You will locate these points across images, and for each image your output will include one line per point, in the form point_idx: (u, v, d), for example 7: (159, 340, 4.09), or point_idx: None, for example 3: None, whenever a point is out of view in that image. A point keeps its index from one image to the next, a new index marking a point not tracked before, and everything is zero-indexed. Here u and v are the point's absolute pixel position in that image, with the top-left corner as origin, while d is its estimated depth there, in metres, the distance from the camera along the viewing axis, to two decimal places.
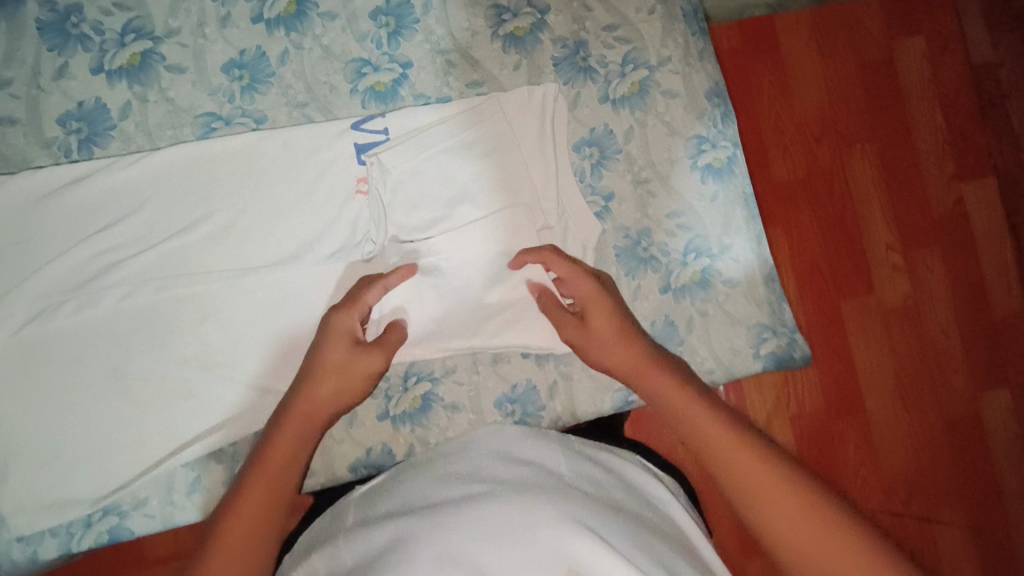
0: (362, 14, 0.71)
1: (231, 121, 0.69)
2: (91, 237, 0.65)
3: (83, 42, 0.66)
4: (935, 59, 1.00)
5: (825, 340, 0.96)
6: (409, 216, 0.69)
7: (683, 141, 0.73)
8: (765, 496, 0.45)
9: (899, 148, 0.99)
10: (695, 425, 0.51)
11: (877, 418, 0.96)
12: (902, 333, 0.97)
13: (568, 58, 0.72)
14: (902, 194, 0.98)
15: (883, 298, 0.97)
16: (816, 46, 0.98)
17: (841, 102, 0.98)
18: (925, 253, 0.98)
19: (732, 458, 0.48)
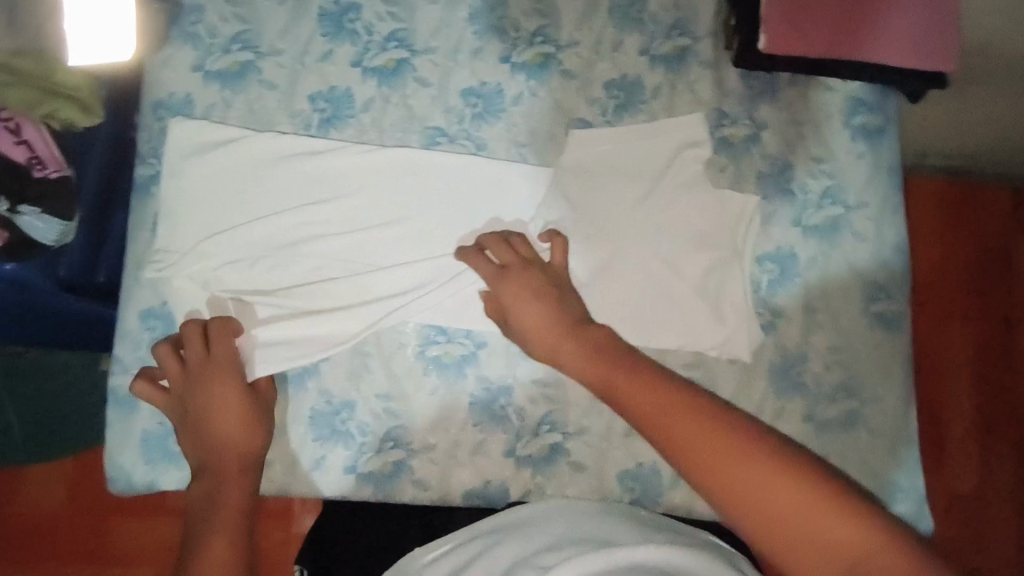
0: (597, 83, 0.75)
1: (454, 140, 0.72)
2: (301, 208, 0.68)
3: (352, 36, 0.71)
4: None
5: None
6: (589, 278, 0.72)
7: (861, 284, 0.74)
8: (645, 406, 0.57)
9: (1005, 340, 0.98)
10: (642, 402, 0.58)
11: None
12: (969, 530, 0.95)
13: (773, 176, 0.75)
14: (997, 387, 0.97)
15: (948, 482, 0.96)
16: (955, 220, 0.99)
17: (956, 280, 0.99)
18: (1011, 452, 0.97)
19: (647, 402, 0.58)
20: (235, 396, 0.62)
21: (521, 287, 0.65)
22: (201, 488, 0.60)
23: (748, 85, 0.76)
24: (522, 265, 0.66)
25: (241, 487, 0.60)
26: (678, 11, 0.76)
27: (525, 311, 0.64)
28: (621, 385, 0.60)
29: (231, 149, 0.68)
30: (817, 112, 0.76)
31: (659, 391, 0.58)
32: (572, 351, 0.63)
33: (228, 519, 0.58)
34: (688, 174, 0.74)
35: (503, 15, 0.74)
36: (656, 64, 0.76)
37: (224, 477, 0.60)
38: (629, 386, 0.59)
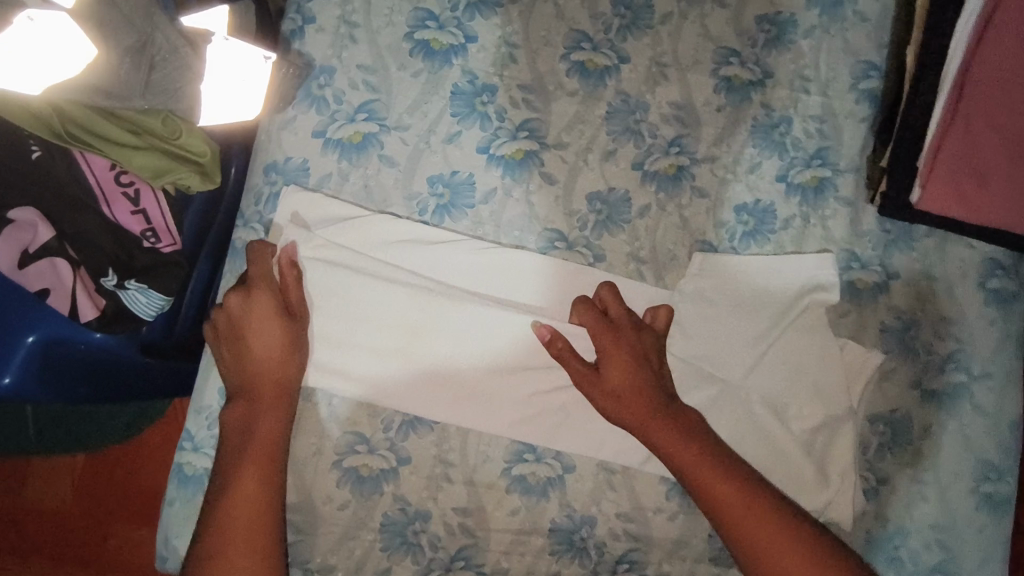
0: (728, 204, 0.71)
1: (573, 247, 0.68)
2: (400, 315, 0.64)
3: (482, 121, 0.67)
4: None
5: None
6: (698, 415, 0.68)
7: (973, 461, 0.70)
8: (697, 470, 0.58)
9: None
10: (682, 452, 0.59)
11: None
12: None
13: (897, 330, 0.71)
14: None
15: None
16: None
17: None
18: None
19: (684, 456, 0.59)
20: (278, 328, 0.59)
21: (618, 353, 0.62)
22: (233, 455, 0.56)
23: (885, 228, 0.72)
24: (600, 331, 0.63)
25: (264, 473, 0.55)
26: (824, 140, 0.72)
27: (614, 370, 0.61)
28: (663, 438, 0.60)
29: (346, 230, 0.64)
30: (952, 269, 0.72)
31: (702, 451, 0.59)
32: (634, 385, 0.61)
33: (252, 504, 0.54)
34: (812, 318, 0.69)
35: (641, 119, 0.70)
36: (793, 192, 0.71)
37: (263, 413, 0.57)
38: (670, 437, 0.60)
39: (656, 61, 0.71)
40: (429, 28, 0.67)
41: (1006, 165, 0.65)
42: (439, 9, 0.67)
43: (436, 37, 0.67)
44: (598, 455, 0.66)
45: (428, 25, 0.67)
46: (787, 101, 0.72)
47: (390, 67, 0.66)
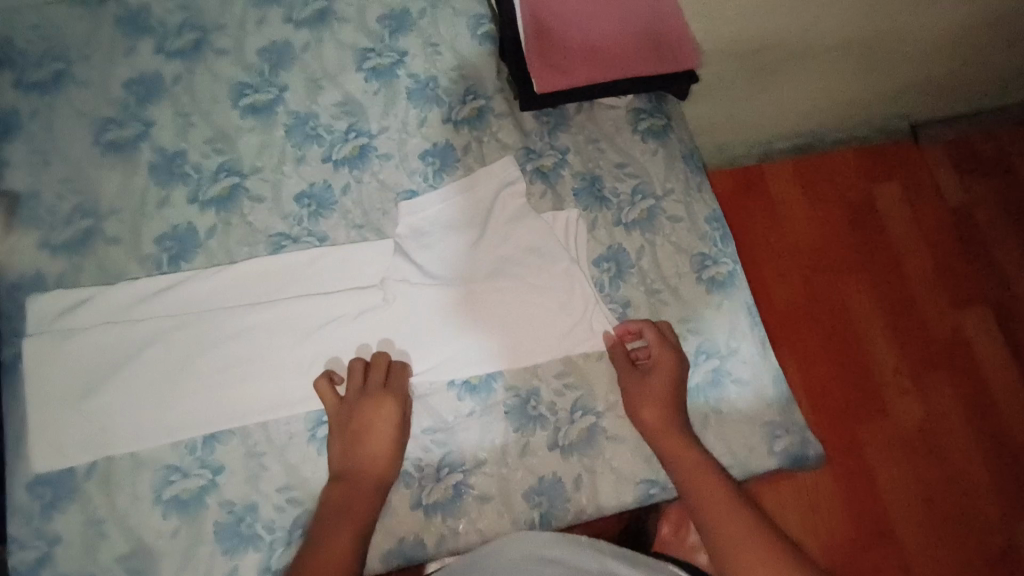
0: (412, 155, 0.85)
1: (298, 240, 0.80)
2: (166, 357, 0.73)
3: (183, 179, 0.80)
4: (906, 204, 1.45)
5: (840, 446, 1.26)
6: (456, 321, 0.77)
7: (689, 258, 0.83)
8: (691, 470, 0.68)
9: (881, 269, 1.40)
10: (682, 457, 0.70)
11: (895, 508, 1.22)
12: (895, 390, 1.30)
13: (585, 189, 0.85)
14: (892, 306, 1.37)
15: (874, 361, 1.32)
16: (761, 207, 1.44)
17: (829, 233, 1.42)
18: (925, 369, 1.32)
19: (694, 468, 0.68)
20: (383, 433, 0.70)
21: (662, 367, 0.75)
22: (324, 522, 0.65)
23: (543, 121, 0.87)
24: (661, 347, 0.76)
25: (367, 503, 0.67)
26: (467, 79, 0.88)
27: (642, 404, 0.73)
28: (668, 445, 0.71)
29: (91, 308, 0.74)
30: (607, 128, 0.88)
31: (691, 446, 0.70)
32: (657, 413, 0.72)
33: (353, 522, 0.65)
34: (514, 208, 0.82)
35: (315, 124, 0.84)
36: (460, 126, 0.86)
37: (359, 491, 0.68)
38: (677, 446, 0.71)
39: (310, 79, 0.86)
40: (112, 130, 0.81)
41: (585, 44, 0.83)
42: (115, 113, 0.82)
43: (120, 133, 0.81)
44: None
45: (109, 128, 0.81)
46: (425, 65, 0.88)
47: (88, 171, 0.79)
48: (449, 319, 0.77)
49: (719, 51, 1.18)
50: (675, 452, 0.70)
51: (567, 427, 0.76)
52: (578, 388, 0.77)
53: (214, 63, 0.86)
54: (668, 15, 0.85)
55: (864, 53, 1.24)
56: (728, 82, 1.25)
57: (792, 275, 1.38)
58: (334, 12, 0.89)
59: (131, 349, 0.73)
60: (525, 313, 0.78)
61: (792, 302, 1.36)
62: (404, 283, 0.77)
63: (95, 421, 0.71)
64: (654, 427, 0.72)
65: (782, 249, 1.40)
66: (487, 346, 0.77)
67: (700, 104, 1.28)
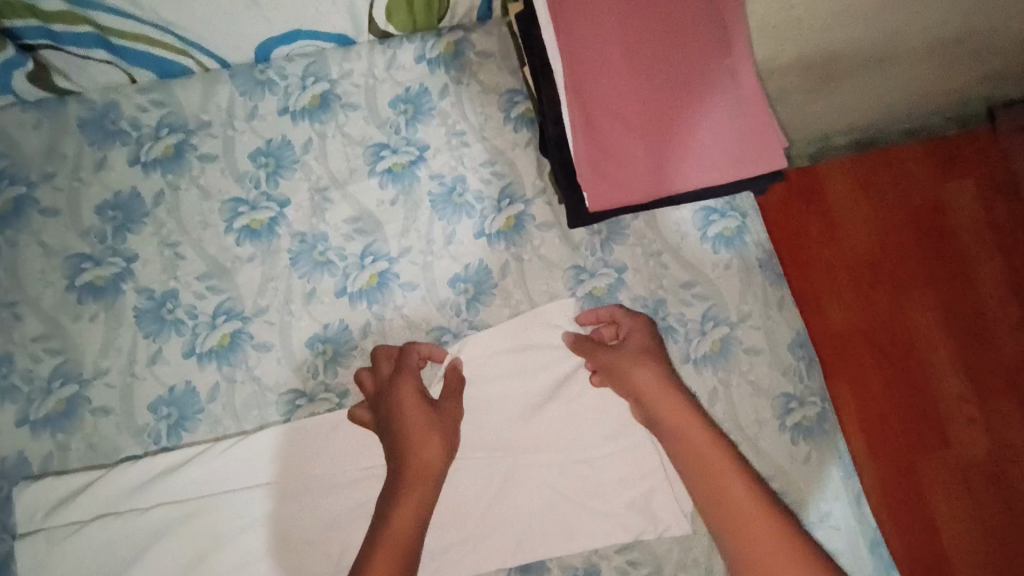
0: (442, 282, 0.71)
1: (315, 396, 0.68)
2: (173, 558, 0.63)
3: (176, 326, 0.69)
4: (986, 205, 1.14)
5: (905, 498, 0.99)
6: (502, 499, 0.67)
7: (770, 399, 0.70)
8: (736, 494, 0.57)
9: (960, 288, 1.10)
10: (717, 468, 0.59)
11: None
12: (981, 448, 1.01)
13: (648, 317, 0.71)
14: (971, 335, 1.07)
15: (946, 406, 1.03)
16: (810, 206, 1.14)
17: (891, 242, 1.11)
18: (1003, 404, 1.03)
19: (736, 491, 0.57)
20: (422, 417, 0.63)
21: (637, 363, 0.65)
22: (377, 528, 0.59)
23: (594, 231, 0.73)
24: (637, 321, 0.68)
25: (415, 498, 0.60)
26: (501, 179, 0.74)
27: (679, 429, 0.61)
28: (717, 483, 0.58)
29: (82, 500, 0.64)
30: (671, 237, 0.73)
31: (739, 467, 0.59)
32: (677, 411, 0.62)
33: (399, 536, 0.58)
34: (568, 350, 0.69)
35: (325, 248, 0.71)
36: (496, 240, 0.73)
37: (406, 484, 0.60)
38: (718, 467, 0.59)
39: (316, 189, 0.73)
40: (88, 269, 0.69)
41: (647, 136, 0.66)
42: (90, 246, 0.69)
43: (97, 273, 0.69)
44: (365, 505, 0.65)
45: (84, 266, 0.69)
46: (451, 163, 0.74)
47: (65, 323, 0.68)
48: (498, 499, 0.67)
49: (788, 66, 0.84)
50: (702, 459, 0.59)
51: None
52: (647, 567, 0.66)
53: (201, 175, 0.72)
54: (750, 92, 0.68)
55: (935, 50, 0.91)
56: (793, 93, 0.91)
57: (847, 294, 1.08)
58: (337, 97, 0.74)
59: (134, 549, 0.63)
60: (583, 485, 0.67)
61: (845, 324, 1.07)
62: None
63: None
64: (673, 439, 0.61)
65: (837, 258, 1.11)
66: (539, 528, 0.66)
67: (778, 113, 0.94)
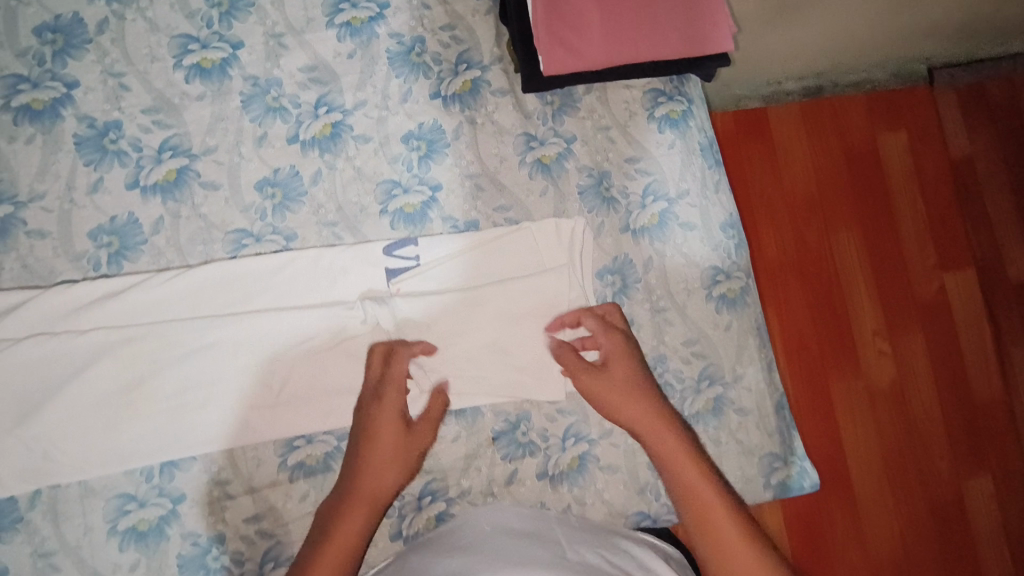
0: (394, 138, 0.72)
1: (261, 238, 0.69)
2: (113, 377, 0.65)
3: (119, 158, 0.67)
4: (915, 151, 1.18)
5: (816, 421, 1.08)
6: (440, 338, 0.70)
7: (700, 272, 0.75)
8: (672, 456, 0.61)
9: (883, 230, 1.15)
10: (658, 437, 0.62)
11: (863, 490, 1.06)
12: (882, 378, 1.10)
13: (592, 187, 0.75)
14: (887, 274, 1.13)
15: (858, 340, 1.10)
16: (754, 145, 1.15)
17: (826, 183, 1.14)
18: (910, 338, 1.12)
19: (678, 459, 0.61)
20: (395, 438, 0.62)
21: (612, 346, 0.68)
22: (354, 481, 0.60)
23: (547, 101, 0.75)
24: (612, 336, 0.68)
25: (386, 476, 0.61)
26: (460, 43, 0.74)
27: (618, 400, 0.65)
28: (660, 445, 0.62)
29: (19, 317, 0.64)
30: (621, 114, 0.76)
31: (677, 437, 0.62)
32: (635, 394, 0.65)
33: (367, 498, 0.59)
34: (524, 237, 0.72)
35: (278, 94, 0.71)
36: (452, 102, 0.73)
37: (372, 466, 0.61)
38: (660, 432, 0.62)
39: (271, 34, 0.71)
40: (25, 91, 0.67)
41: (603, 5, 0.68)
42: (27, 68, 0.67)
43: (35, 97, 0.67)
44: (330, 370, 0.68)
45: (20, 88, 0.67)
46: (410, 23, 0.74)
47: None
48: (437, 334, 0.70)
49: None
50: (653, 436, 0.62)
51: (559, 456, 0.71)
52: (572, 414, 0.72)
53: (149, 7, 0.70)
54: None
55: None
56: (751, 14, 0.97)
57: (781, 225, 1.14)
58: None
59: (73, 367, 0.64)
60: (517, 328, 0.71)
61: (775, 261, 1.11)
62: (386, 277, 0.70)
63: (35, 448, 0.63)
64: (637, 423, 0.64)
65: (774, 199, 1.13)
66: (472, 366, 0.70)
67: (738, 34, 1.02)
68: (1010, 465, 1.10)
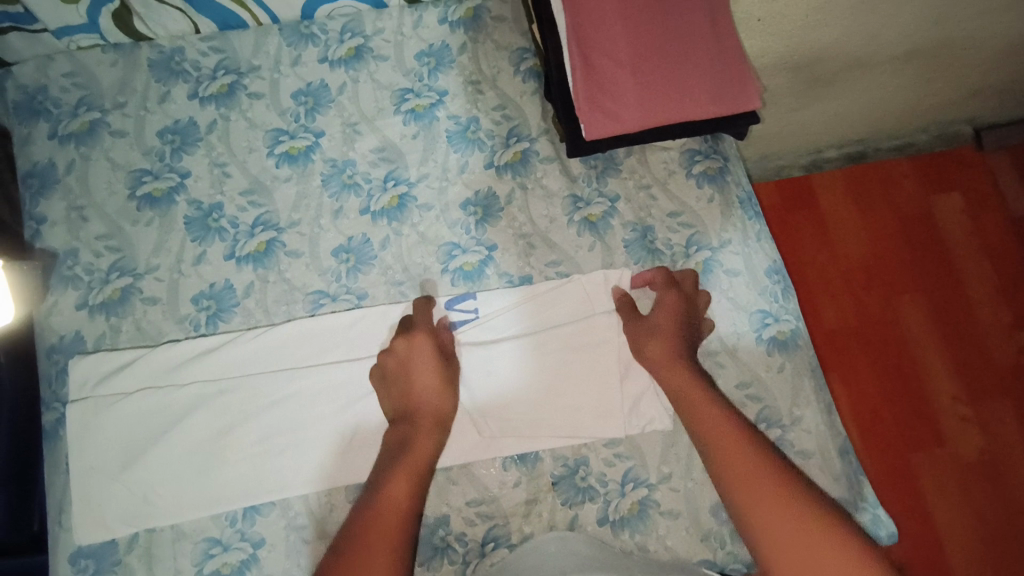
0: (453, 205, 0.80)
1: (337, 297, 0.77)
2: (206, 429, 0.72)
3: (219, 233, 0.78)
4: (974, 213, 1.17)
5: (901, 497, 1.03)
6: (500, 387, 0.75)
7: (748, 315, 0.77)
8: (713, 431, 0.64)
9: (949, 293, 1.13)
10: (702, 416, 0.66)
11: (966, 574, 0.98)
12: (970, 447, 1.04)
13: (637, 240, 0.80)
14: (959, 337, 1.10)
15: (937, 406, 1.06)
16: (804, 216, 1.18)
17: (882, 249, 1.15)
18: (995, 404, 1.07)
19: (717, 429, 0.64)
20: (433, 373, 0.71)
21: (668, 308, 0.74)
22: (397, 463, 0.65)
23: (591, 165, 0.82)
24: (666, 288, 0.76)
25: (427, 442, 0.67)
26: (510, 121, 0.83)
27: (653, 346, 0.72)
28: (703, 418, 0.65)
29: (130, 373, 0.73)
30: (660, 174, 0.82)
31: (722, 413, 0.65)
32: (683, 379, 0.69)
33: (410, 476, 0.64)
34: (573, 284, 0.77)
35: (353, 172, 0.81)
36: (504, 171, 0.82)
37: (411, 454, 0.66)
38: (703, 409, 0.66)
39: (347, 123, 0.83)
40: (148, 182, 0.79)
41: (636, 75, 0.76)
42: (150, 164, 0.80)
43: (155, 186, 0.79)
44: None
45: (144, 180, 0.79)
46: (466, 106, 0.84)
47: (124, 226, 0.78)
48: (495, 386, 0.75)
49: (774, 66, 0.93)
50: (695, 416, 0.66)
51: (621, 500, 0.72)
52: (630, 458, 0.73)
53: (249, 108, 0.82)
54: (729, 45, 0.78)
55: (919, 61, 0.98)
56: (782, 95, 1.00)
57: (839, 287, 1.13)
58: (370, 49, 0.85)
59: (173, 419, 0.72)
60: (571, 374, 0.75)
61: (838, 328, 1.11)
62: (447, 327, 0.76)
63: (137, 492, 0.70)
64: (659, 359, 0.71)
65: (831, 267, 1.14)
66: (533, 412, 0.74)
67: (771, 114, 1.05)
68: None
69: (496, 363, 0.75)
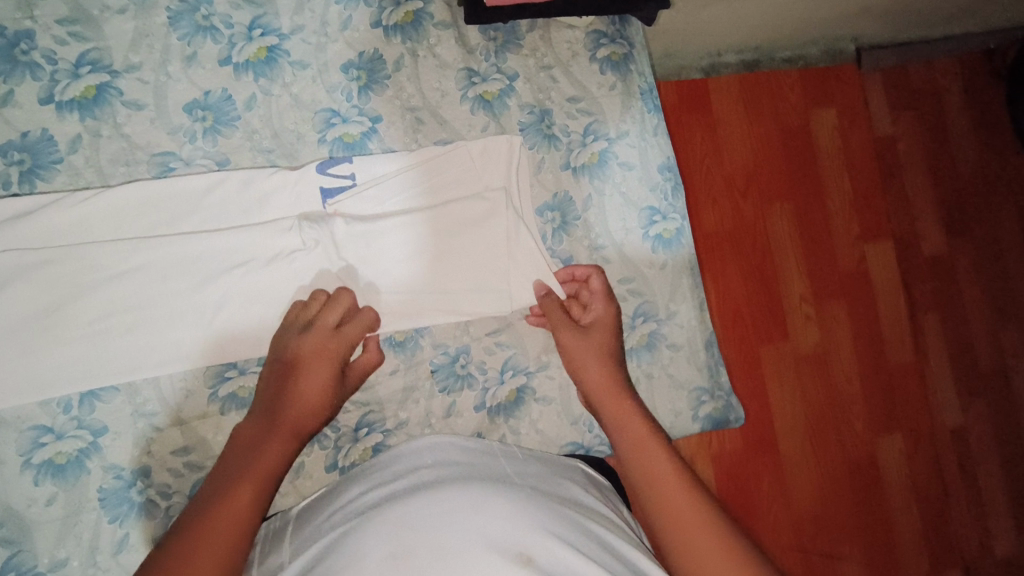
0: (332, 66, 0.70)
1: (191, 162, 0.67)
2: (27, 304, 0.61)
3: (31, 70, 0.63)
4: (845, 130, 1.22)
5: (748, 384, 1.13)
6: (372, 252, 0.68)
7: (637, 211, 0.77)
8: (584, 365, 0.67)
9: (813, 204, 1.19)
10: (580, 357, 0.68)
11: (789, 451, 1.11)
12: (808, 343, 1.15)
13: (533, 124, 0.75)
14: (815, 245, 1.18)
15: (787, 307, 1.15)
16: (697, 119, 1.18)
17: (763, 156, 1.18)
18: (833, 306, 1.17)
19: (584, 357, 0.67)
20: (326, 372, 0.62)
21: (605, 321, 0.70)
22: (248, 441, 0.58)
23: (490, 36, 0.75)
24: (607, 302, 0.71)
25: (286, 442, 0.58)
26: None
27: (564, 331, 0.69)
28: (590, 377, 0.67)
29: None
30: (563, 53, 0.77)
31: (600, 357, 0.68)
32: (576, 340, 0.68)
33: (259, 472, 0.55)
34: (464, 154, 0.72)
35: (208, 12, 0.67)
36: (392, 33, 0.72)
37: (273, 432, 0.58)
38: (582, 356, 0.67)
39: None
40: None
41: None
42: None
43: None
44: (263, 294, 0.66)
45: None
46: None
47: None
48: (371, 254, 0.68)
49: None
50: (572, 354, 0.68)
51: (499, 387, 0.72)
52: (510, 347, 0.73)
53: None
54: None
55: None
56: None
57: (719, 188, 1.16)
58: None
59: None
60: (455, 244, 0.70)
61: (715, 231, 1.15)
62: (320, 195, 0.69)
63: None
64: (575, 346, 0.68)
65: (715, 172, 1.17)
66: (420, 287, 0.69)
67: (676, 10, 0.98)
68: (919, 426, 1.17)
69: (379, 233, 0.68)
